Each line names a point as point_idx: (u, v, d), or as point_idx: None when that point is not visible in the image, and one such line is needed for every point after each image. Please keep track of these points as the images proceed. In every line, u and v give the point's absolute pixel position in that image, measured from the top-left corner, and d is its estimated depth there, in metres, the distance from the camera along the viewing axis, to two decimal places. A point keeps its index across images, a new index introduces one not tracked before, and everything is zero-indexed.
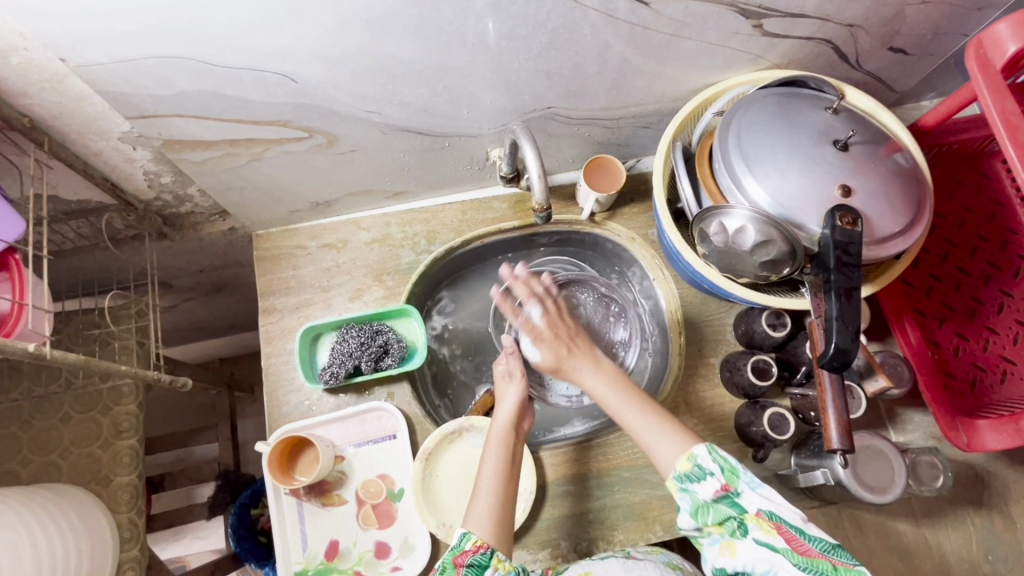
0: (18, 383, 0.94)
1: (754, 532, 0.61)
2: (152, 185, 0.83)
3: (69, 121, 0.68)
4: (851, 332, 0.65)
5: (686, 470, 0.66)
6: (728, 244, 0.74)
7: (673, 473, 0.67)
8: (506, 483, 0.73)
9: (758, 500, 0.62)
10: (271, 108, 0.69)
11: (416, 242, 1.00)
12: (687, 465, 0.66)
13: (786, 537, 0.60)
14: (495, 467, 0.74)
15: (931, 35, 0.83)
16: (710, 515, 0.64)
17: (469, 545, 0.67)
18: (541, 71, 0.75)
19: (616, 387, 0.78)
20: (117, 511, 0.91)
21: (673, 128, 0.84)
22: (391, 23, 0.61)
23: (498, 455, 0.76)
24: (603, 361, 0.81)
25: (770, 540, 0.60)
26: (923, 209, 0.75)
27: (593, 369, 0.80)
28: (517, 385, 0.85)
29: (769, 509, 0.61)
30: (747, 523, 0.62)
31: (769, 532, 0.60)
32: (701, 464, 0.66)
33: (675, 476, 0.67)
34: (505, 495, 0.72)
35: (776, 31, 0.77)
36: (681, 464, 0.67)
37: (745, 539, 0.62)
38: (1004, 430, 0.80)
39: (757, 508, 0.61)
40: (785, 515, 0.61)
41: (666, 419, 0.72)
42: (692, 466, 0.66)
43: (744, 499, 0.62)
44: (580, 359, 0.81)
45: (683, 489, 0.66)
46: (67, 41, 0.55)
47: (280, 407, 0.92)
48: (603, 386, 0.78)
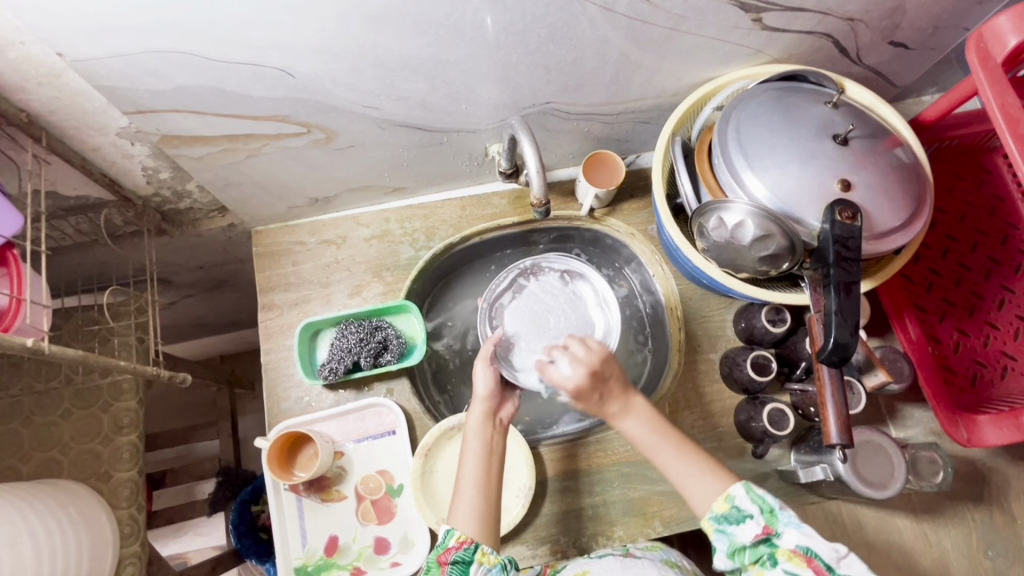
0: (18, 379, 0.94)
1: (784, 563, 0.61)
2: (151, 180, 0.83)
3: (68, 116, 0.68)
4: (850, 327, 0.65)
5: (723, 512, 0.65)
6: (727, 239, 0.73)
7: (710, 513, 0.66)
8: (487, 477, 0.73)
9: (796, 537, 0.61)
10: (269, 103, 0.69)
11: (415, 238, 1.00)
12: (725, 507, 0.65)
13: (815, 570, 0.59)
14: (476, 462, 0.74)
15: (932, 29, 0.83)
16: (747, 555, 0.64)
17: (452, 541, 0.67)
18: (540, 66, 0.75)
19: (652, 425, 0.72)
20: (118, 507, 0.91)
21: (672, 123, 0.83)
22: (389, 18, 0.61)
23: (479, 450, 0.75)
24: (632, 401, 0.73)
25: (799, 571, 0.60)
26: (922, 205, 0.74)
27: (627, 412, 0.72)
28: (487, 369, 0.81)
29: (806, 544, 0.60)
30: (778, 556, 0.62)
31: (799, 564, 0.60)
32: (739, 506, 0.65)
33: (711, 517, 0.66)
34: (486, 489, 0.72)
35: (776, 25, 0.76)
36: (718, 506, 0.66)
37: (773, 569, 0.62)
38: (1004, 425, 0.80)
39: (794, 544, 0.61)
40: (820, 551, 0.60)
41: (702, 458, 0.70)
42: (730, 508, 0.65)
43: (783, 538, 0.62)
44: (613, 403, 0.72)
45: (720, 530, 0.65)
46: (64, 36, 0.55)
47: (280, 403, 0.92)
48: (641, 430, 0.72)
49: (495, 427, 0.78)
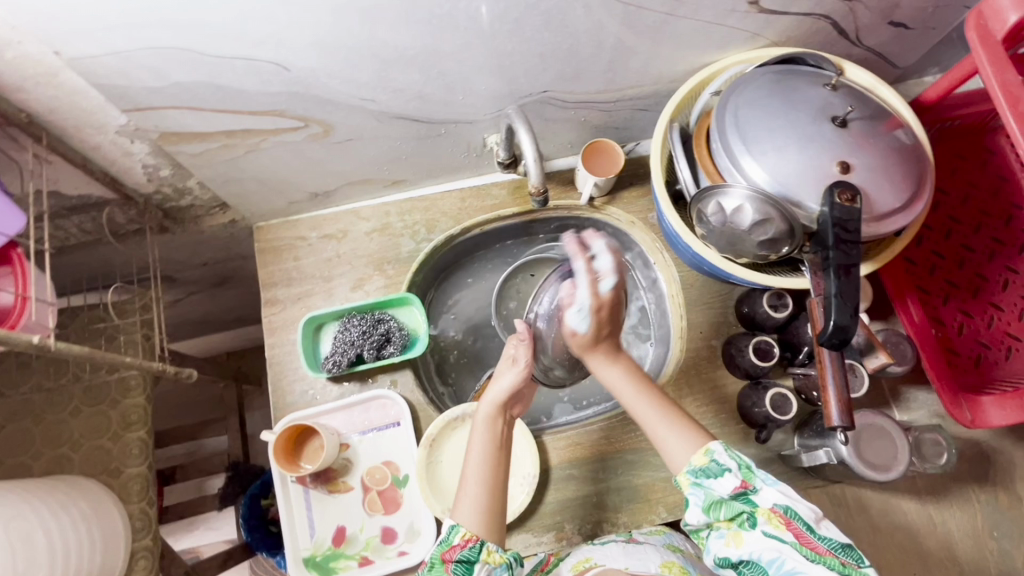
0: (28, 377, 0.96)
1: (762, 524, 0.64)
2: (151, 178, 0.84)
3: (67, 115, 0.68)
4: (850, 309, 0.65)
5: (703, 465, 0.67)
6: (726, 224, 0.73)
7: (687, 467, 0.69)
8: (492, 471, 0.73)
9: (774, 496, 0.64)
10: (266, 97, 0.69)
11: (416, 231, 1.00)
12: (704, 460, 0.68)
13: (795, 532, 0.62)
14: (482, 455, 0.74)
15: (932, 8, 0.82)
16: (723, 511, 0.66)
17: (457, 540, 0.69)
18: (535, 54, 0.75)
19: (630, 377, 0.73)
20: (129, 501, 0.92)
21: (670, 109, 0.83)
22: (382, 9, 0.61)
23: (484, 443, 0.75)
24: (619, 353, 0.74)
25: (778, 531, 0.63)
26: (923, 185, 0.74)
27: (611, 362, 0.73)
28: (520, 371, 0.77)
29: (785, 503, 0.64)
30: (757, 516, 0.65)
31: (779, 525, 0.63)
32: (718, 460, 0.67)
33: (689, 470, 0.68)
34: (491, 485, 0.72)
35: (772, 8, 0.76)
36: (697, 459, 0.68)
37: (753, 530, 0.64)
38: (1008, 406, 0.80)
39: (772, 504, 0.64)
40: (799, 511, 0.64)
41: (679, 416, 0.72)
42: (709, 462, 0.67)
43: (760, 495, 0.65)
44: (602, 350, 0.72)
45: (698, 484, 0.67)
46: (61, 34, 0.55)
47: (285, 397, 0.93)
48: (620, 378, 0.73)
49: (504, 420, 0.78)
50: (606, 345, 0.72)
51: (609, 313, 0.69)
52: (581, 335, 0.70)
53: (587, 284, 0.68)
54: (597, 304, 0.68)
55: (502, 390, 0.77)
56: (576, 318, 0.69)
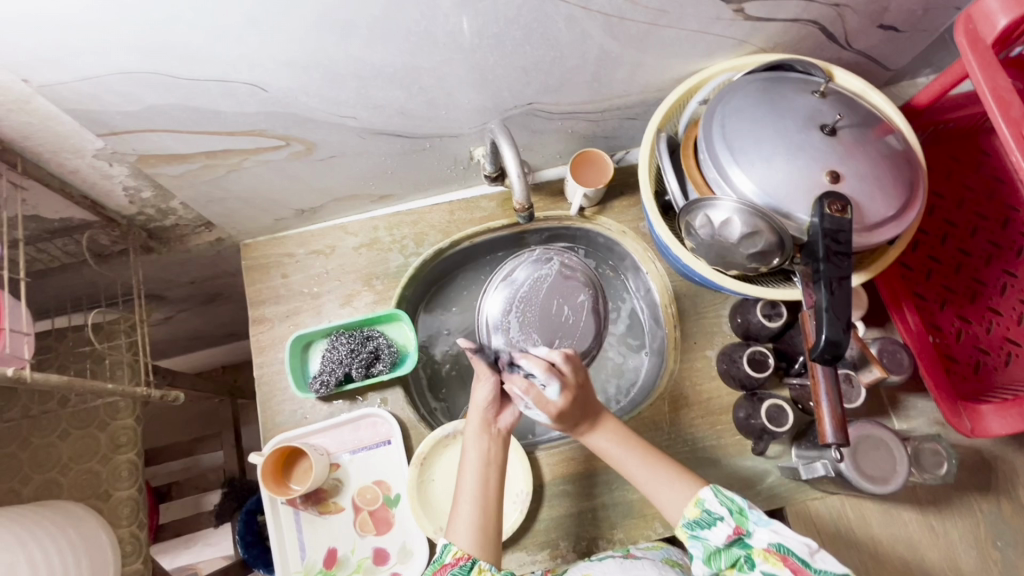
0: (14, 402, 0.95)
1: (761, 564, 0.61)
2: (133, 200, 0.83)
3: (41, 141, 0.67)
4: (843, 323, 0.63)
5: (695, 517, 0.66)
6: (714, 237, 0.72)
7: (681, 519, 0.67)
8: (486, 488, 0.72)
9: (767, 535, 0.61)
10: (244, 118, 0.68)
11: (404, 245, 0.99)
12: (695, 511, 0.66)
13: (792, 568, 0.59)
14: (475, 475, 0.72)
15: (922, 11, 0.81)
16: (723, 559, 0.63)
17: (448, 558, 0.69)
18: (518, 67, 0.74)
19: (620, 439, 0.74)
20: (118, 525, 0.92)
21: (657, 118, 0.82)
22: (358, 28, 0.60)
23: (477, 462, 0.73)
24: (599, 420, 0.74)
25: (776, 571, 0.59)
26: (916, 192, 0.72)
27: (596, 431, 0.74)
28: (489, 384, 0.75)
29: (778, 541, 0.60)
30: (755, 557, 0.61)
31: (775, 563, 0.59)
32: (709, 509, 0.65)
33: (684, 524, 0.66)
34: (484, 502, 0.71)
35: (758, 15, 0.75)
36: (689, 511, 0.66)
37: (752, 572, 0.61)
38: (1008, 414, 0.78)
39: (766, 543, 0.61)
40: (793, 547, 0.60)
41: (667, 465, 0.72)
42: (701, 512, 0.66)
43: (754, 537, 0.62)
44: (582, 426, 0.74)
45: (694, 536, 0.65)
46: (28, 62, 0.54)
47: (274, 417, 0.91)
48: (608, 443, 0.74)
49: (493, 437, 0.75)
50: (583, 424, 0.74)
51: (574, 401, 0.71)
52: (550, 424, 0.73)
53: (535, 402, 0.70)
54: (554, 411, 0.70)
55: (482, 404, 0.75)
56: (532, 414, 0.72)
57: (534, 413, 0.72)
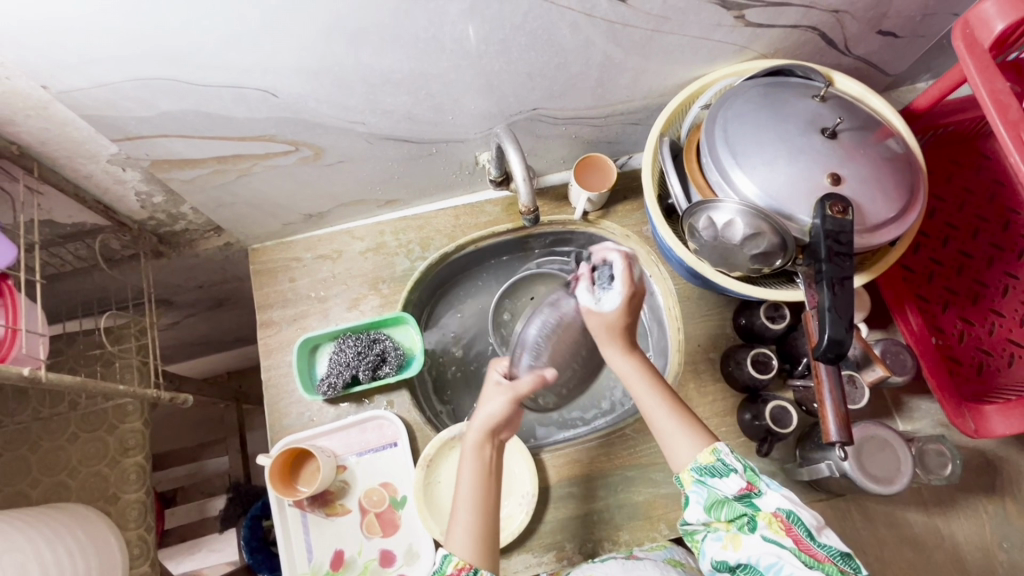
0: (25, 405, 0.96)
1: (762, 528, 0.62)
2: (144, 205, 0.84)
3: (57, 147, 0.69)
4: (845, 322, 0.64)
5: (709, 463, 0.66)
6: (717, 238, 0.73)
7: (692, 463, 0.67)
8: (485, 497, 0.72)
9: (777, 500, 0.62)
10: (255, 124, 0.70)
11: (410, 249, 1.00)
12: (710, 458, 0.66)
13: (795, 538, 0.60)
14: (472, 486, 0.72)
15: (921, 16, 0.82)
16: (724, 511, 0.64)
17: (450, 568, 0.67)
18: (523, 73, 0.75)
19: (644, 372, 0.74)
20: (126, 528, 0.92)
21: (660, 123, 0.83)
22: (368, 34, 0.61)
23: (473, 473, 0.73)
24: (633, 347, 0.74)
25: (777, 537, 0.61)
26: (916, 194, 0.73)
27: (623, 354, 0.73)
28: (507, 400, 0.72)
29: (788, 508, 0.62)
30: (758, 519, 0.63)
31: (779, 530, 0.61)
32: (724, 461, 0.66)
33: (694, 468, 0.67)
34: (482, 511, 0.71)
35: (759, 21, 0.76)
36: (703, 456, 0.67)
37: (753, 534, 0.63)
38: (1012, 415, 0.79)
39: (775, 508, 0.62)
40: (802, 517, 0.61)
41: (686, 412, 0.71)
42: (715, 461, 0.66)
43: (763, 500, 0.63)
44: (617, 342, 0.73)
45: (701, 482, 0.66)
46: (47, 69, 0.56)
47: (281, 419, 0.92)
48: (632, 372, 0.74)
49: (492, 445, 0.75)
50: (623, 338, 0.73)
51: (637, 302, 0.72)
52: (605, 313, 0.71)
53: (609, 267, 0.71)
54: (630, 290, 0.70)
55: (491, 416, 0.73)
56: (599, 294, 0.71)
57: (602, 294, 0.71)
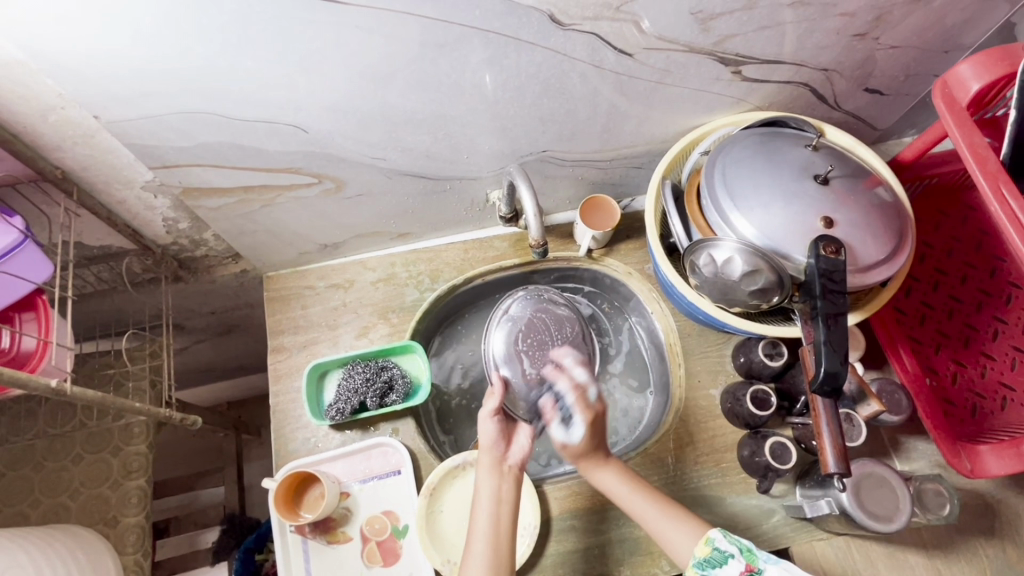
0: (32, 424, 0.97)
1: None
2: (169, 230, 0.88)
3: (97, 173, 0.73)
4: (840, 356, 0.67)
5: (705, 555, 0.71)
6: (717, 275, 0.77)
7: (692, 559, 0.72)
8: (499, 524, 0.73)
9: (776, 572, 0.68)
10: (284, 156, 0.74)
11: (420, 280, 1.04)
12: (706, 550, 0.71)
13: None
14: (487, 513, 0.74)
15: (904, 76, 0.89)
16: None
17: None
18: (535, 118, 0.80)
19: (628, 480, 0.79)
20: (124, 552, 0.92)
21: (662, 167, 0.88)
22: (394, 77, 0.66)
23: (489, 500, 0.74)
24: (610, 458, 0.81)
25: None
26: (904, 239, 0.78)
27: (606, 469, 0.80)
28: (491, 422, 0.79)
29: None
30: None
31: None
32: (720, 547, 0.71)
33: (694, 563, 0.71)
34: (495, 538, 0.72)
35: (755, 76, 0.82)
36: (698, 550, 0.72)
37: None
38: (1006, 455, 0.80)
39: None
40: None
41: (674, 507, 0.76)
42: (712, 551, 0.71)
43: (765, 574, 0.69)
44: (592, 460, 0.81)
45: (705, 574, 0.70)
46: (101, 101, 0.60)
47: (287, 444, 0.93)
48: (616, 483, 0.79)
49: (507, 476, 0.77)
50: (596, 458, 0.81)
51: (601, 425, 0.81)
52: (575, 444, 0.80)
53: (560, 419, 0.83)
54: (591, 416, 0.81)
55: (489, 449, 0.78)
56: (567, 428, 0.81)
57: (570, 427, 0.81)
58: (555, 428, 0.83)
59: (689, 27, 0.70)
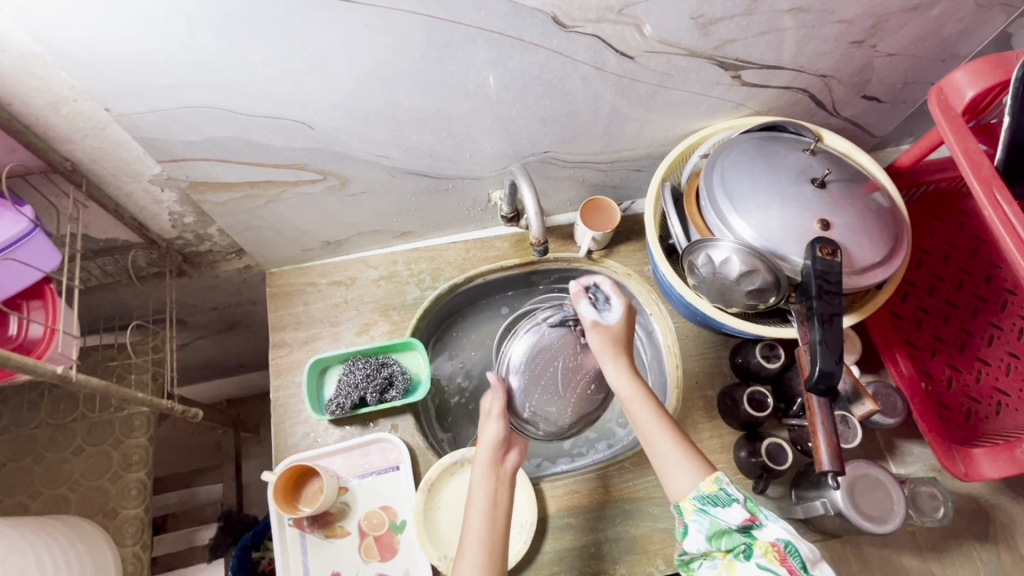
0: (36, 414, 0.98)
1: (757, 556, 0.65)
2: (175, 225, 0.89)
3: (106, 165, 0.74)
4: (835, 356, 0.67)
5: (712, 492, 0.67)
6: (715, 275, 0.78)
7: (694, 493, 0.68)
8: (494, 526, 0.73)
9: (777, 532, 0.64)
10: (290, 152, 0.76)
11: (421, 279, 1.05)
12: (713, 488, 0.67)
13: (789, 569, 0.62)
14: (481, 519, 0.73)
15: (901, 84, 0.90)
16: (724, 540, 0.67)
17: None
18: (538, 119, 0.82)
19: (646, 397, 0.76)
20: (123, 545, 0.92)
21: (662, 170, 0.89)
22: (400, 77, 0.68)
23: (483, 504, 0.74)
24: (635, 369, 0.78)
25: (771, 566, 0.63)
26: (900, 243, 0.79)
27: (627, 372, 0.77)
28: (499, 423, 0.80)
29: (787, 540, 0.63)
30: (754, 548, 0.66)
31: (773, 560, 0.64)
32: (727, 490, 0.66)
33: (695, 496, 0.68)
34: (490, 539, 0.71)
35: (755, 81, 0.83)
36: (704, 485, 0.68)
37: (747, 561, 0.65)
38: (1000, 458, 0.81)
39: (773, 539, 0.64)
40: (799, 550, 0.63)
41: (686, 442, 0.72)
42: (718, 490, 0.67)
43: (763, 531, 0.65)
44: (619, 359, 0.78)
45: (702, 511, 0.67)
46: (113, 94, 0.62)
47: (286, 438, 0.94)
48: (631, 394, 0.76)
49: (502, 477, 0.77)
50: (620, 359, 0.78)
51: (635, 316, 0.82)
52: (607, 327, 0.79)
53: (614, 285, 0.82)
54: (627, 302, 0.81)
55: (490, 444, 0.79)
56: (599, 311, 0.80)
57: (604, 311, 0.81)
58: (582, 308, 0.81)
59: (690, 32, 0.71)
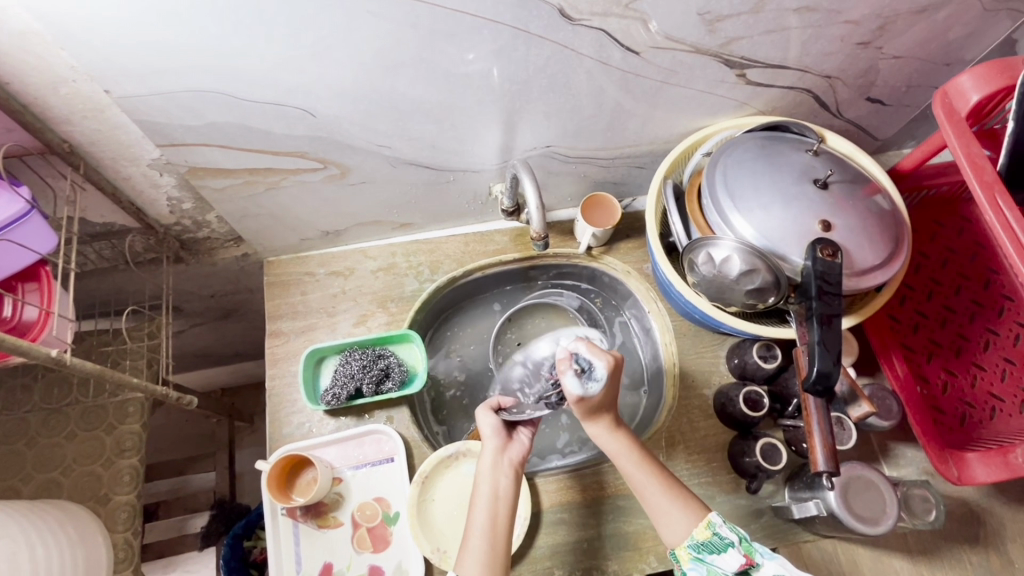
0: (30, 398, 0.97)
1: None
2: (173, 211, 0.89)
3: (105, 148, 0.74)
4: (833, 356, 0.68)
5: (705, 538, 0.71)
6: (716, 274, 0.78)
7: (689, 539, 0.72)
8: (497, 530, 0.73)
9: (774, 568, 0.68)
10: (290, 140, 0.75)
11: (420, 271, 1.04)
12: (706, 533, 0.71)
13: None
14: (485, 512, 0.74)
15: (905, 87, 0.90)
16: None
17: None
18: (541, 112, 0.81)
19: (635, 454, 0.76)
20: (114, 531, 0.92)
21: (665, 167, 0.89)
22: (403, 66, 0.67)
23: (487, 498, 0.74)
24: (618, 424, 0.77)
25: None
26: (900, 246, 0.79)
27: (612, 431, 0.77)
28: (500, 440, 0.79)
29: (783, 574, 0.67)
30: None
31: None
32: (720, 534, 0.71)
33: (690, 544, 0.71)
34: (492, 544, 0.72)
35: (759, 80, 0.83)
36: (698, 532, 0.72)
37: None
38: (992, 463, 0.81)
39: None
40: None
41: (676, 487, 0.76)
42: (712, 535, 0.71)
43: (761, 569, 0.69)
44: (603, 418, 0.77)
45: (699, 558, 0.71)
46: (113, 76, 0.61)
47: (281, 428, 0.94)
48: (619, 448, 0.77)
49: (508, 474, 0.77)
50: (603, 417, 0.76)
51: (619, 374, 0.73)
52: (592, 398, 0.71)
53: (590, 346, 0.72)
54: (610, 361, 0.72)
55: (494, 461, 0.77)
56: (583, 382, 0.70)
57: (589, 381, 0.70)
58: (566, 379, 0.70)
59: (696, 28, 0.71)
